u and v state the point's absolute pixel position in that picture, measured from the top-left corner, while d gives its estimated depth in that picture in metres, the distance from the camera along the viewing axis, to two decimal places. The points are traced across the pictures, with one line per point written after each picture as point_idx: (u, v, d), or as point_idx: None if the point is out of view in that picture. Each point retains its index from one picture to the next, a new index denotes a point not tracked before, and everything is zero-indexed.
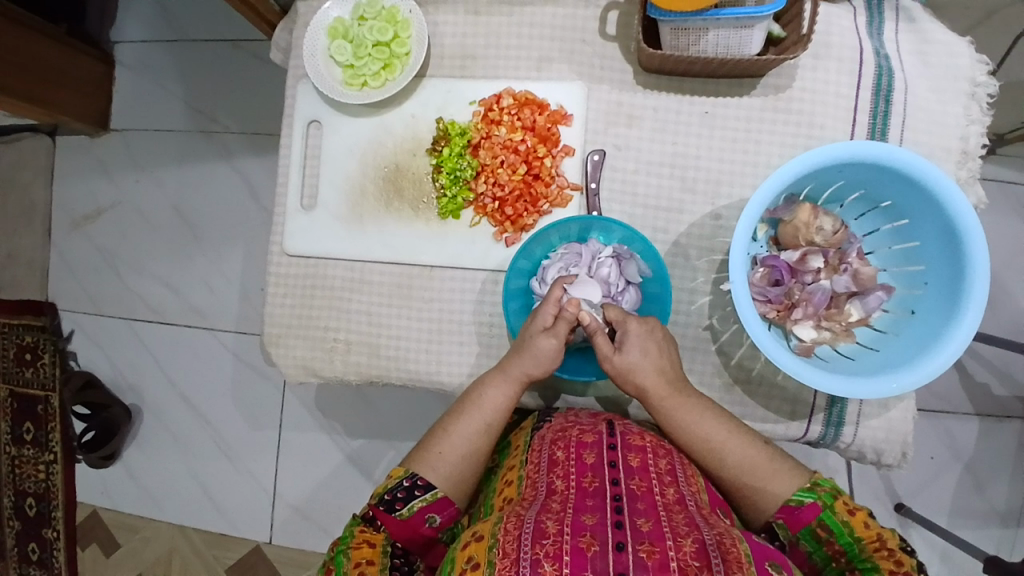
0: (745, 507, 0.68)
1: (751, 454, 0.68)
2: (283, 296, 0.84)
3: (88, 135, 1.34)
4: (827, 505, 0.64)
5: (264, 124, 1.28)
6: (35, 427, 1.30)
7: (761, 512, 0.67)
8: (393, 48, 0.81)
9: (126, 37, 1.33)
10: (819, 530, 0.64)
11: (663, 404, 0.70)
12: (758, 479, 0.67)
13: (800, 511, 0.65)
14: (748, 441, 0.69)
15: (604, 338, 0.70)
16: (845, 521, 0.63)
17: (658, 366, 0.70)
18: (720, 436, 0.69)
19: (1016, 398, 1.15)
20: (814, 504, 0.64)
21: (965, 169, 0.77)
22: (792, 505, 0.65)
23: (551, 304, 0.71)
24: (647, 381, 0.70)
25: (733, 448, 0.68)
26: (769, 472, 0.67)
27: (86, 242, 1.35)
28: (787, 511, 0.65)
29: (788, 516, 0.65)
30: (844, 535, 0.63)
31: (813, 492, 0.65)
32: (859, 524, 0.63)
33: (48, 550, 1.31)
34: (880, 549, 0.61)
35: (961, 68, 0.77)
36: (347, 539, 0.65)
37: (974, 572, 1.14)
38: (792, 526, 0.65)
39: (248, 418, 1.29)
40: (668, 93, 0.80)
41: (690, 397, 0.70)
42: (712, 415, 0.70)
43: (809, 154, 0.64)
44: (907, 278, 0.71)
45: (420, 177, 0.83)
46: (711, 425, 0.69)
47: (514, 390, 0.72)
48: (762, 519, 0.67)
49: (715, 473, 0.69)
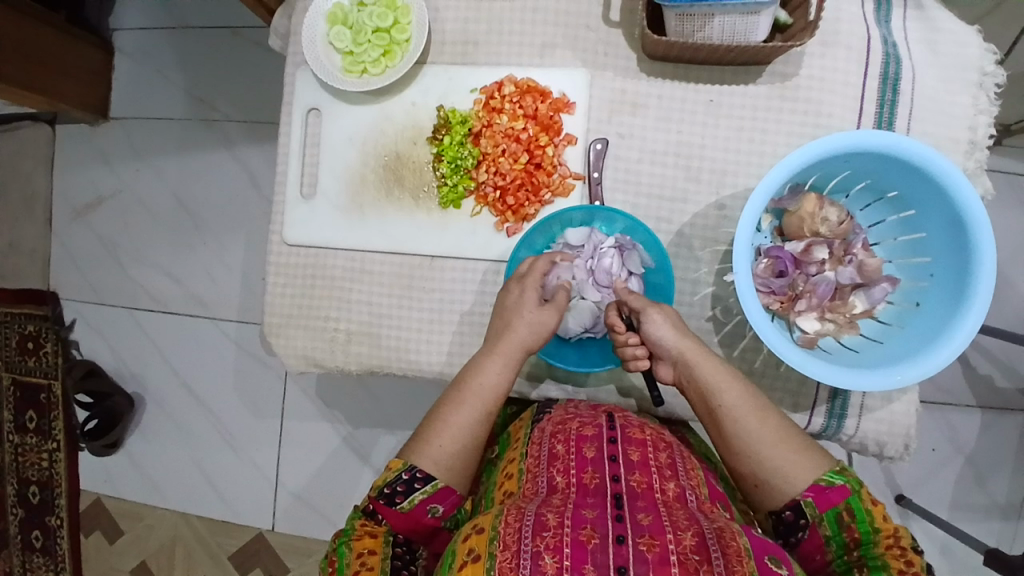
0: (766, 488, 0.65)
1: (783, 432, 0.66)
2: (283, 286, 0.83)
3: (89, 123, 1.34)
4: (856, 490, 0.63)
5: (265, 112, 1.27)
6: (38, 416, 1.30)
7: (784, 491, 0.64)
8: (393, 34, 0.80)
9: (126, 24, 1.32)
10: (845, 513, 0.62)
11: (701, 369, 0.68)
12: (787, 458, 0.65)
13: (830, 492, 0.63)
14: (776, 421, 0.67)
15: (634, 299, 0.72)
16: (869, 510, 0.62)
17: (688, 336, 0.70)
18: (750, 410, 0.67)
19: (1019, 390, 1.14)
20: (844, 486, 0.63)
21: (974, 159, 0.76)
22: (822, 484, 0.63)
23: (534, 276, 0.72)
24: (685, 345, 0.69)
25: (766, 423, 0.66)
26: (796, 452, 0.65)
27: (88, 231, 1.34)
28: (818, 489, 0.63)
29: (818, 494, 0.63)
30: (864, 523, 0.62)
31: (843, 475, 0.64)
32: (880, 515, 0.62)
33: (51, 538, 1.31)
34: (894, 547, 0.61)
35: (970, 58, 0.75)
36: (349, 532, 0.67)
37: (975, 563, 1.14)
38: (821, 504, 0.63)
39: (249, 406, 1.29)
40: (672, 81, 0.79)
41: (724, 369, 0.69)
42: (743, 390, 0.68)
43: (816, 143, 0.63)
44: (913, 270, 0.70)
45: (421, 166, 0.82)
46: (742, 398, 0.67)
47: (505, 368, 0.71)
48: (787, 497, 0.64)
49: (738, 450, 0.66)
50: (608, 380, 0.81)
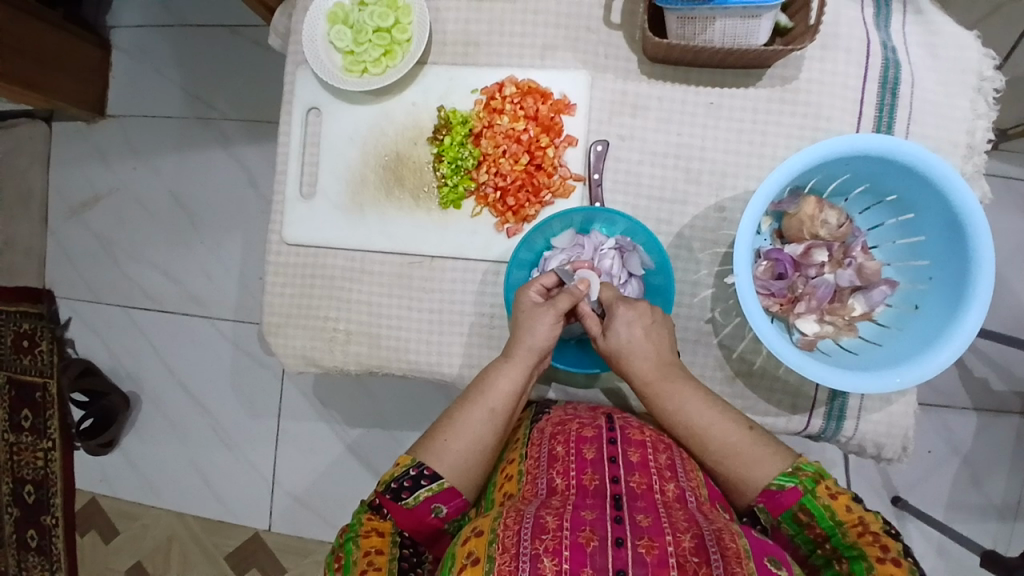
0: (728, 490, 0.68)
1: (732, 438, 0.67)
2: (282, 286, 0.83)
3: (86, 121, 1.33)
4: (809, 489, 0.63)
5: (263, 111, 1.27)
6: (33, 415, 1.29)
7: (743, 496, 0.66)
8: (393, 34, 0.79)
9: (124, 22, 1.31)
10: (800, 513, 0.63)
11: (648, 388, 0.70)
12: (739, 464, 0.66)
13: (780, 496, 0.64)
14: (732, 425, 0.67)
15: (594, 320, 0.72)
16: (827, 505, 0.62)
17: (645, 351, 0.70)
18: (703, 420, 0.67)
19: (1015, 393, 1.14)
20: (795, 488, 0.63)
21: (971, 163, 0.76)
22: (773, 489, 0.64)
23: (536, 286, 0.72)
24: (637, 363, 0.69)
25: (715, 432, 0.67)
26: (750, 457, 0.66)
27: (84, 229, 1.34)
28: (768, 495, 0.64)
29: (770, 500, 0.64)
30: (825, 519, 0.62)
31: (795, 477, 0.64)
32: (841, 508, 0.62)
33: (46, 537, 1.31)
34: (865, 534, 0.61)
35: (969, 62, 0.76)
36: (356, 527, 0.67)
37: (970, 565, 1.14)
38: (773, 509, 0.65)
39: (246, 406, 1.28)
40: (673, 83, 0.79)
41: (676, 380, 0.69)
42: (697, 398, 0.68)
43: (816, 147, 0.64)
44: (912, 273, 0.71)
45: (421, 166, 0.82)
46: (695, 407, 0.68)
47: (520, 374, 0.70)
48: (744, 502, 0.67)
49: (699, 457, 0.69)
50: (607, 381, 0.81)
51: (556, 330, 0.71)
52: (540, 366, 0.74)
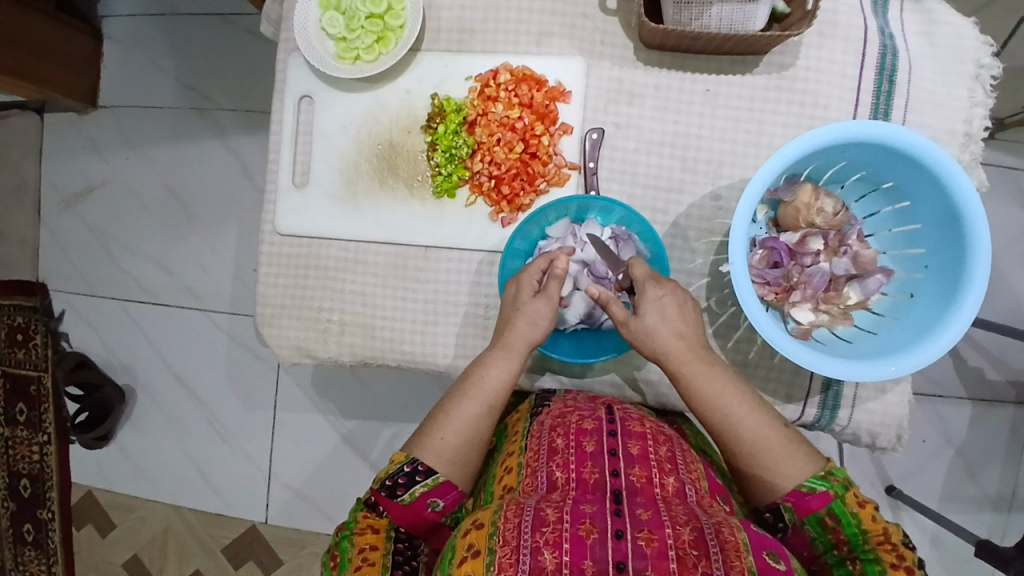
0: (751, 485, 0.67)
1: (767, 435, 0.66)
2: (275, 277, 0.83)
3: (78, 112, 1.32)
4: (839, 495, 0.63)
5: (256, 101, 1.26)
6: (28, 408, 1.28)
7: (768, 493, 0.66)
8: (387, 21, 0.79)
9: (115, 11, 1.30)
10: (827, 518, 0.63)
11: (683, 372, 0.68)
12: (770, 462, 0.66)
13: (809, 498, 0.64)
14: (765, 422, 0.67)
15: (618, 306, 0.68)
16: (854, 513, 0.63)
17: (679, 332, 0.68)
18: (739, 412, 0.67)
19: (1009, 383, 1.15)
20: (825, 493, 0.63)
21: (968, 152, 0.76)
22: (803, 490, 0.64)
23: (534, 271, 0.71)
24: (671, 345, 0.67)
25: (750, 426, 0.67)
26: (781, 454, 0.65)
27: (77, 221, 1.33)
28: (798, 495, 0.64)
29: (798, 500, 0.64)
30: (850, 526, 0.63)
31: (826, 481, 0.64)
32: (867, 517, 0.63)
33: (43, 530, 1.31)
34: (885, 543, 0.62)
35: (966, 50, 0.75)
36: (352, 525, 0.67)
37: (965, 555, 1.15)
38: (800, 510, 0.64)
39: (242, 398, 1.28)
40: (669, 70, 0.78)
41: (713, 367, 0.68)
42: (733, 389, 0.67)
43: (812, 134, 0.63)
44: (907, 262, 0.70)
45: (415, 155, 0.82)
46: (732, 398, 0.67)
47: (516, 365, 0.70)
48: (769, 499, 0.66)
49: (727, 449, 0.68)
50: (608, 370, 0.81)
51: (546, 317, 0.70)
52: (532, 354, 0.73)
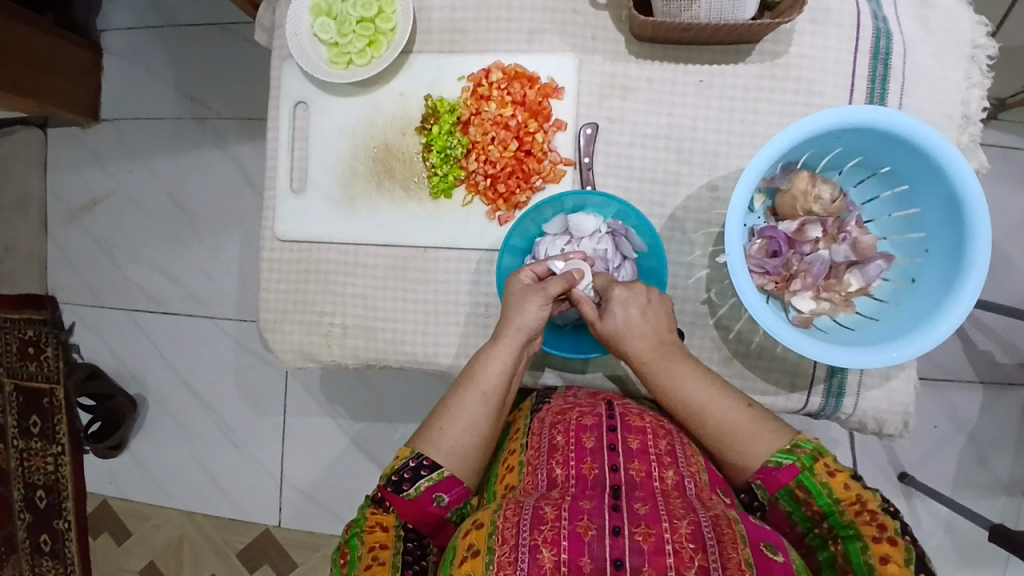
0: (725, 466, 0.68)
1: (731, 417, 0.66)
2: (278, 282, 0.83)
3: (80, 125, 1.33)
4: (807, 467, 0.63)
5: (254, 109, 1.27)
6: (42, 420, 1.30)
7: (741, 472, 0.66)
8: (377, 24, 0.79)
9: (114, 24, 1.31)
10: (797, 490, 0.63)
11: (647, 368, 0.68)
12: (736, 442, 0.66)
13: (777, 473, 0.64)
14: (731, 403, 0.67)
15: (589, 305, 0.70)
16: (824, 483, 0.62)
17: (641, 330, 0.68)
18: (701, 397, 0.67)
19: (1019, 365, 1.14)
20: (792, 466, 0.63)
21: (967, 134, 0.75)
22: (770, 466, 0.64)
23: (529, 271, 0.71)
24: (634, 341, 0.68)
25: (714, 409, 0.67)
26: (747, 435, 0.66)
27: (83, 233, 1.34)
28: (765, 472, 0.64)
29: (766, 477, 0.64)
30: (822, 496, 0.62)
31: (792, 454, 0.64)
32: (838, 485, 0.62)
33: (59, 541, 1.32)
34: (862, 512, 0.60)
35: (961, 32, 0.75)
36: (361, 522, 0.66)
37: (979, 540, 1.14)
38: (770, 487, 0.64)
39: (251, 404, 1.29)
40: (662, 62, 0.78)
41: (675, 355, 0.68)
42: (697, 375, 0.68)
43: (809, 120, 0.62)
44: (908, 247, 0.70)
45: (411, 157, 0.82)
46: (694, 383, 0.67)
47: (512, 351, 0.70)
48: (743, 479, 0.66)
49: (697, 434, 0.69)
50: (606, 365, 0.81)
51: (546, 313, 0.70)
52: (532, 343, 0.73)
